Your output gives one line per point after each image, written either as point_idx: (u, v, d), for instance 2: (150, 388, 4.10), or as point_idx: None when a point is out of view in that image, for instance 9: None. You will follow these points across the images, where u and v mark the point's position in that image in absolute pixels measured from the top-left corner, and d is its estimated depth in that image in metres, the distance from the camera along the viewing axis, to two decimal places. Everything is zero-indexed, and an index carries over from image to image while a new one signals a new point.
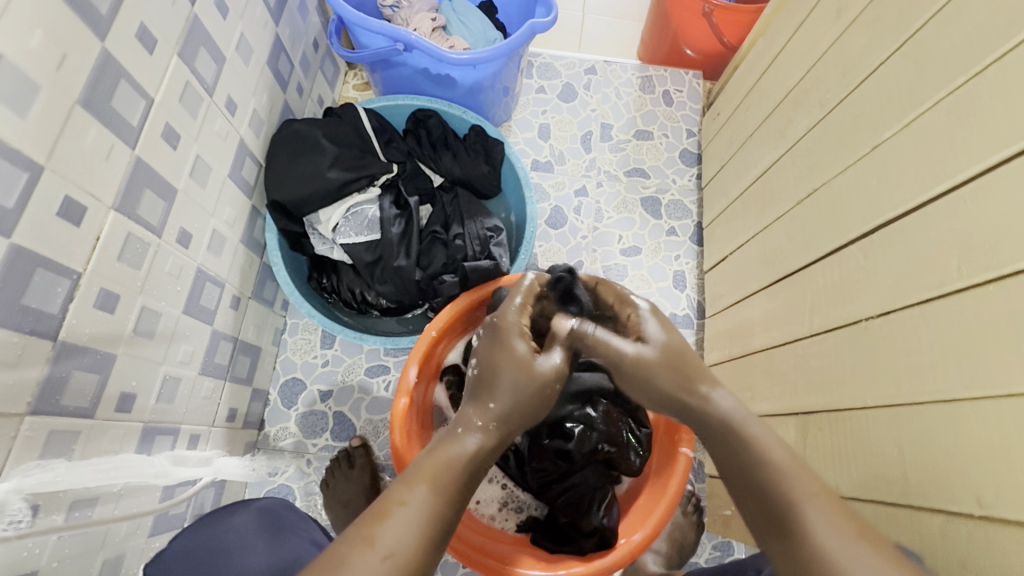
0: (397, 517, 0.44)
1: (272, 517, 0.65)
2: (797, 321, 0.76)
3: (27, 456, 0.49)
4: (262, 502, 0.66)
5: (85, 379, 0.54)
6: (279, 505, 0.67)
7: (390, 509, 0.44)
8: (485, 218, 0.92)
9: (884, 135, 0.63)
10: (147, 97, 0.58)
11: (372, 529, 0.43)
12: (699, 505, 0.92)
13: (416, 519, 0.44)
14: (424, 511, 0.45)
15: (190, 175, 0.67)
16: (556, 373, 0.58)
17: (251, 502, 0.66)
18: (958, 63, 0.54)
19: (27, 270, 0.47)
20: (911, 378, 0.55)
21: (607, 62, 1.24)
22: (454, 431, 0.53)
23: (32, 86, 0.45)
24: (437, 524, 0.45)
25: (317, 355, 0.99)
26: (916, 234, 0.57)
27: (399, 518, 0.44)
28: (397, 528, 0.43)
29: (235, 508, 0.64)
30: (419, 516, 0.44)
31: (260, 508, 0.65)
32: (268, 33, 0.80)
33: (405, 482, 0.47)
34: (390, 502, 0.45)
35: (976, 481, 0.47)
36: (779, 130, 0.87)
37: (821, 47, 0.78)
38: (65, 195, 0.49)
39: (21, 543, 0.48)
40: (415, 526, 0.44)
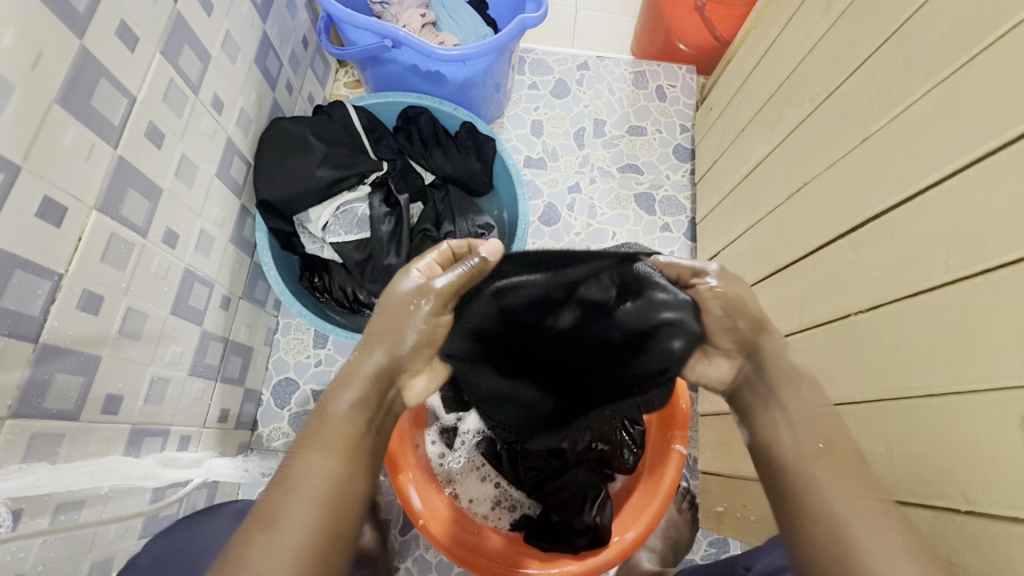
0: (295, 489, 0.48)
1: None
2: (788, 316, 0.75)
3: (9, 460, 0.48)
4: (239, 506, 0.67)
5: (69, 381, 0.54)
6: (254, 506, 0.68)
7: (286, 484, 0.49)
8: (475, 215, 0.94)
9: (873, 128, 0.63)
10: (129, 95, 0.57)
11: (274, 506, 0.47)
12: (694, 502, 0.93)
13: (313, 488, 0.49)
14: (321, 478, 0.49)
15: (176, 174, 0.66)
16: (421, 293, 0.60)
17: (227, 506, 0.67)
18: (946, 53, 0.53)
19: (5, 272, 0.46)
20: (901, 373, 0.54)
21: (600, 58, 1.23)
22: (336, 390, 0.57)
23: (8, 85, 0.44)
24: (337, 486, 0.50)
25: (309, 355, 0.99)
26: (904, 228, 0.56)
27: (296, 488, 0.48)
28: (294, 499, 0.47)
29: (213, 513, 0.65)
30: (313, 480, 0.49)
31: (237, 511, 0.66)
32: (255, 30, 0.79)
33: (300, 455, 0.52)
34: (289, 477, 0.50)
35: (966, 478, 0.47)
36: (771, 124, 0.86)
37: (811, 40, 0.77)
38: (44, 195, 0.49)
39: (4, 547, 0.48)
40: (314, 493, 0.48)
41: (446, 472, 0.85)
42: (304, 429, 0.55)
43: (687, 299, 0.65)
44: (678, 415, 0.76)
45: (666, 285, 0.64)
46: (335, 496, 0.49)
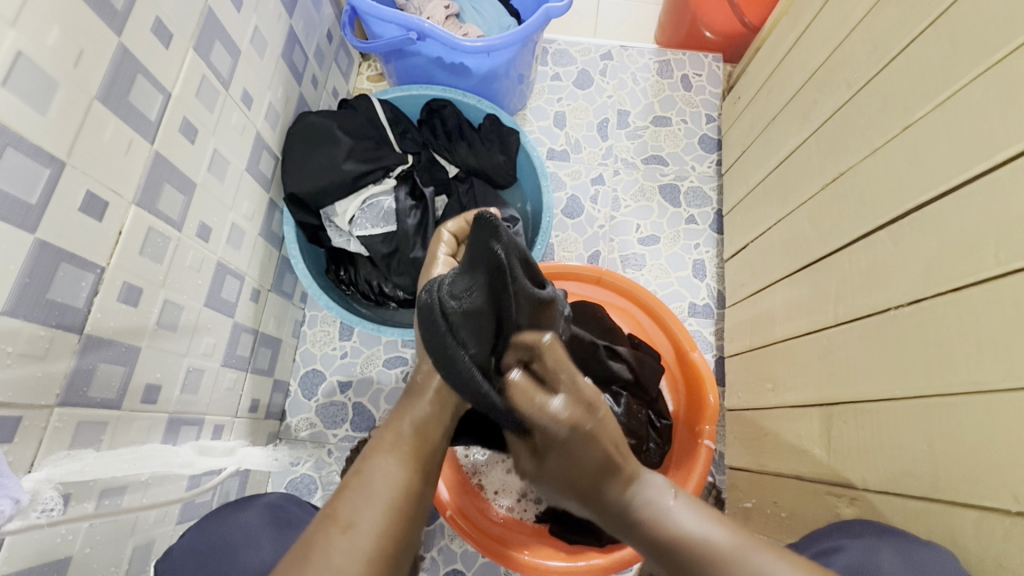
0: (359, 490, 0.45)
1: (280, 513, 0.66)
2: (822, 310, 0.73)
3: (57, 447, 0.50)
4: (269, 498, 0.68)
5: (111, 371, 0.55)
6: (284, 500, 0.69)
7: (359, 483, 0.45)
8: (500, 208, 0.92)
9: (916, 115, 0.60)
10: (164, 92, 0.58)
11: (337, 505, 0.43)
12: (720, 498, 0.93)
13: (379, 490, 0.45)
14: (387, 482, 0.45)
15: (208, 169, 0.67)
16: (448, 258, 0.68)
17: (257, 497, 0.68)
18: (997, 35, 0.51)
19: (52, 264, 0.47)
20: (945, 369, 0.53)
21: (624, 47, 1.21)
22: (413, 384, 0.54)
23: (51, 82, 0.46)
24: (404, 493, 0.45)
25: (335, 347, 1.00)
26: (948, 218, 0.54)
27: (360, 491, 0.44)
28: (359, 501, 0.44)
29: (243, 506, 0.65)
30: (386, 482, 0.45)
31: (266, 503, 0.67)
32: (282, 25, 0.80)
33: (366, 457, 0.48)
34: (352, 476, 0.46)
35: (1014, 479, 0.45)
36: (803, 112, 0.84)
37: (848, 26, 0.75)
38: (87, 191, 0.50)
39: (56, 529, 0.50)
40: (379, 498, 0.44)
41: (471, 464, 0.86)
42: (373, 439, 0.50)
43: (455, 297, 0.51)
44: (705, 409, 0.76)
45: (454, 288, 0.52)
46: (405, 504, 0.45)
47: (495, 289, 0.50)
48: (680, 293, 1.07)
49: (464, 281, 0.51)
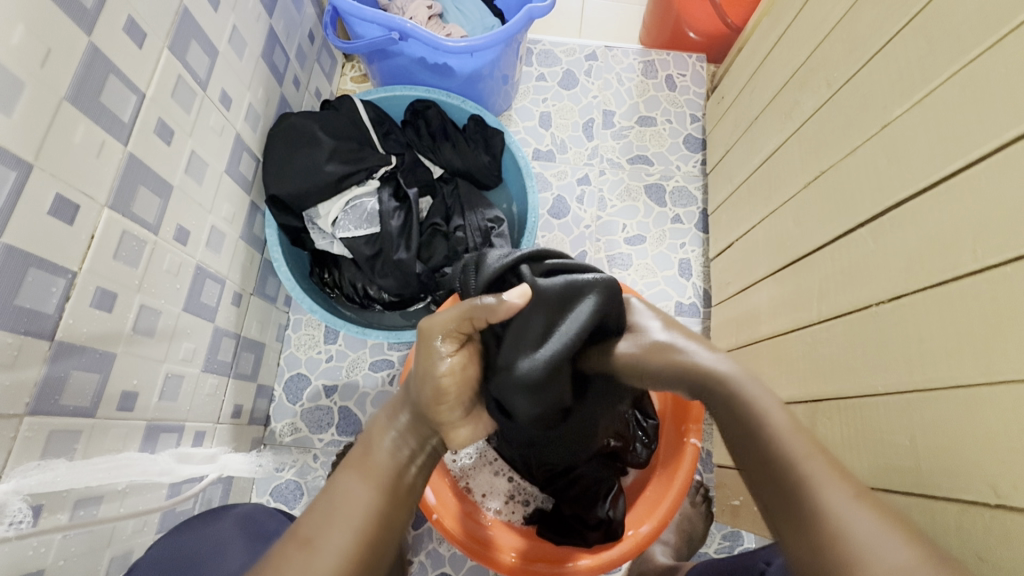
0: (324, 505, 0.44)
1: (254, 524, 0.64)
2: (806, 307, 0.74)
3: (28, 457, 0.49)
4: (241, 510, 0.66)
5: (84, 379, 0.54)
6: (258, 509, 0.67)
7: (329, 500, 0.45)
8: (485, 209, 0.92)
9: (894, 113, 0.61)
10: (137, 92, 0.57)
11: (302, 520, 0.43)
12: (707, 496, 0.92)
13: (344, 508, 0.44)
14: (352, 498, 0.45)
15: (186, 171, 0.66)
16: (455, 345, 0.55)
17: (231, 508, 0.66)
18: (973, 33, 0.51)
19: (19, 269, 0.46)
20: (926, 364, 0.53)
21: (608, 48, 1.22)
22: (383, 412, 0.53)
23: (16, 82, 0.44)
24: (371, 512, 0.44)
25: (320, 351, 0.99)
26: (927, 214, 0.55)
27: (325, 506, 0.44)
28: (322, 517, 0.43)
29: (214, 516, 0.64)
30: (356, 503, 0.45)
31: (240, 515, 0.65)
32: (261, 25, 0.79)
33: (337, 472, 0.48)
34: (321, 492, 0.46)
35: (993, 471, 0.46)
36: (785, 111, 0.85)
37: (828, 24, 0.75)
38: (56, 194, 0.49)
39: (26, 542, 0.48)
40: (344, 514, 0.44)
41: (459, 468, 0.85)
42: (349, 454, 0.50)
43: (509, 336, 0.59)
44: (692, 408, 0.76)
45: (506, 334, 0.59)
46: (371, 522, 0.44)
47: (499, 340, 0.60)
48: (666, 292, 1.07)
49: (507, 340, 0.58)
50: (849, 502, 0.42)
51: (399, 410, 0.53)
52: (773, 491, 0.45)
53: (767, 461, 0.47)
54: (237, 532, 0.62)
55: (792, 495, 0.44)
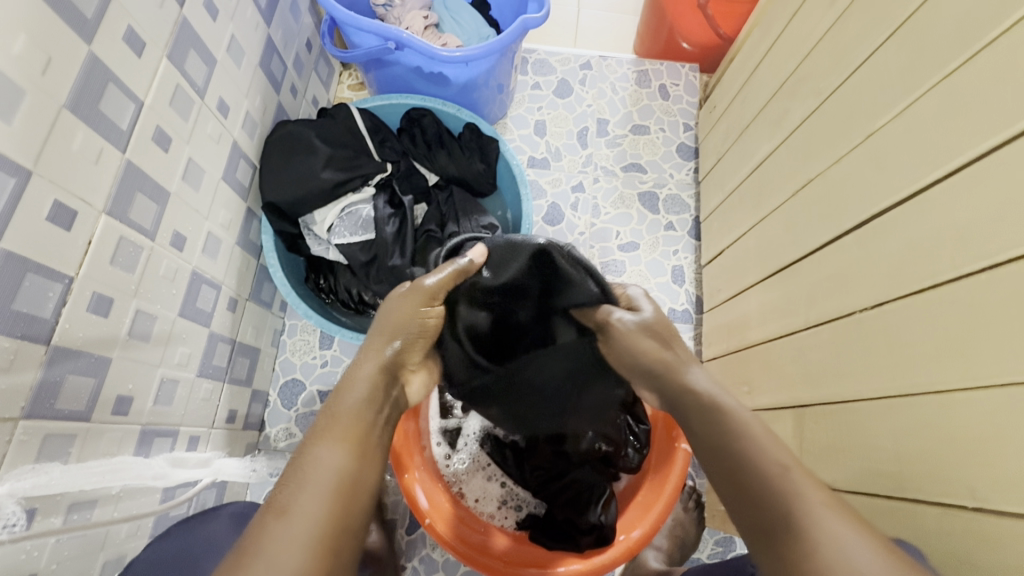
0: (297, 478, 0.44)
1: (246, 522, 0.66)
2: (795, 313, 0.75)
3: (22, 460, 0.49)
4: (234, 509, 0.68)
5: (79, 383, 0.54)
6: (250, 507, 0.69)
7: (300, 471, 0.45)
8: (479, 216, 0.93)
9: (878, 124, 0.62)
10: (136, 100, 0.58)
11: (275, 495, 0.43)
12: (700, 501, 0.92)
13: (319, 475, 0.44)
14: (326, 465, 0.45)
15: (182, 177, 0.67)
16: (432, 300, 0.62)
17: (222, 508, 0.68)
18: (953, 47, 0.53)
19: (17, 273, 0.47)
20: (909, 370, 0.54)
21: (603, 57, 1.23)
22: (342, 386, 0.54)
23: (17, 90, 0.45)
24: (345, 475, 0.45)
25: (315, 356, 1.00)
26: (910, 223, 0.56)
27: (299, 479, 0.44)
28: (298, 488, 0.43)
29: (207, 517, 0.65)
30: (328, 467, 0.45)
31: (231, 515, 0.66)
32: (259, 34, 0.80)
33: (306, 444, 0.47)
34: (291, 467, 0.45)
35: (971, 475, 0.47)
36: (775, 121, 0.86)
37: (815, 37, 0.77)
38: (55, 200, 0.50)
39: (19, 545, 0.49)
40: (319, 480, 0.44)
41: (452, 472, 0.85)
42: (314, 424, 0.50)
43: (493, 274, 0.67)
44: None
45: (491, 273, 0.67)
46: (346, 486, 0.45)
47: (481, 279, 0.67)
48: (659, 298, 1.08)
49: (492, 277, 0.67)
50: (825, 510, 0.43)
51: (365, 372, 0.55)
52: (744, 496, 0.47)
53: (736, 475, 0.48)
54: (229, 534, 0.63)
55: (763, 500, 0.45)
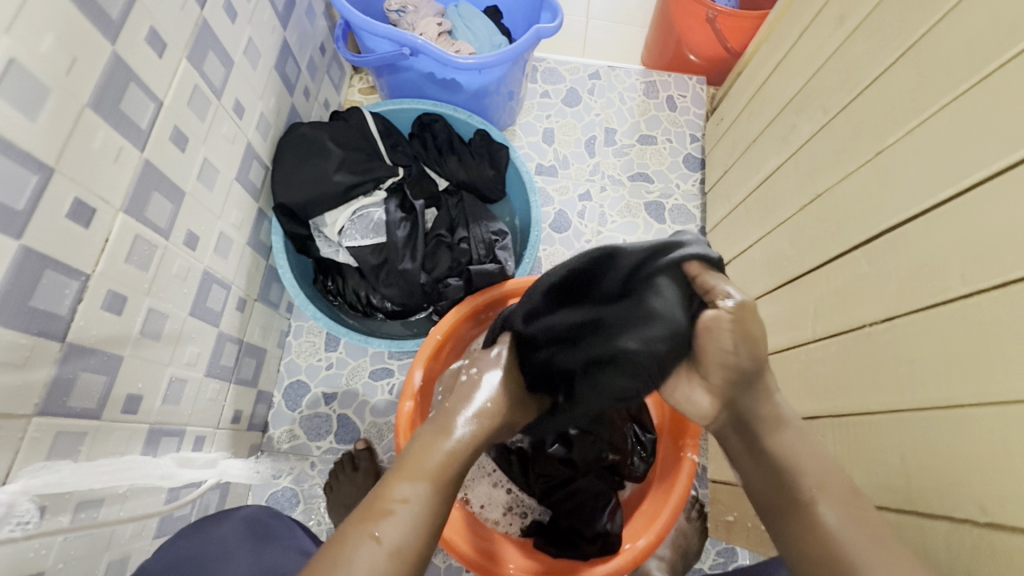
0: (398, 513, 0.46)
1: (259, 528, 0.65)
2: (801, 326, 0.76)
3: (34, 458, 0.49)
4: (245, 512, 0.67)
5: (92, 380, 0.54)
6: (264, 512, 0.68)
7: (385, 508, 0.46)
8: (489, 222, 0.93)
9: (887, 141, 0.63)
10: (156, 100, 0.58)
11: (374, 524, 0.45)
12: (703, 511, 0.92)
13: (414, 515, 0.47)
14: (420, 505, 0.47)
15: (198, 177, 0.67)
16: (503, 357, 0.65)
17: (233, 511, 0.67)
18: (962, 69, 0.54)
19: (36, 270, 0.47)
20: (917, 385, 0.55)
21: (611, 67, 1.25)
22: (440, 426, 0.55)
23: (41, 89, 0.45)
24: (430, 517, 0.47)
25: (321, 358, 0.99)
26: (918, 239, 0.57)
27: (398, 513, 0.46)
28: (397, 524, 0.45)
29: (220, 518, 0.65)
30: (415, 509, 0.47)
31: (243, 517, 0.66)
32: (275, 37, 0.80)
33: (403, 478, 0.49)
34: (387, 501, 0.47)
35: (980, 491, 0.47)
36: (782, 135, 0.87)
37: (824, 53, 0.78)
38: (75, 198, 0.50)
39: (28, 543, 0.48)
40: (413, 520, 0.46)
41: None
42: (402, 457, 0.52)
43: (662, 257, 0.54)
44: (690, 423, 0.77)
45: (658, 260, 0.53)
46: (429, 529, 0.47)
47: (642, 270, 0.54)
48: None
49: (654, 276, 0.54)
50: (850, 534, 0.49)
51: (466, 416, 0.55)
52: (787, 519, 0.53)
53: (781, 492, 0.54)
54: (241, 538, 0.62)
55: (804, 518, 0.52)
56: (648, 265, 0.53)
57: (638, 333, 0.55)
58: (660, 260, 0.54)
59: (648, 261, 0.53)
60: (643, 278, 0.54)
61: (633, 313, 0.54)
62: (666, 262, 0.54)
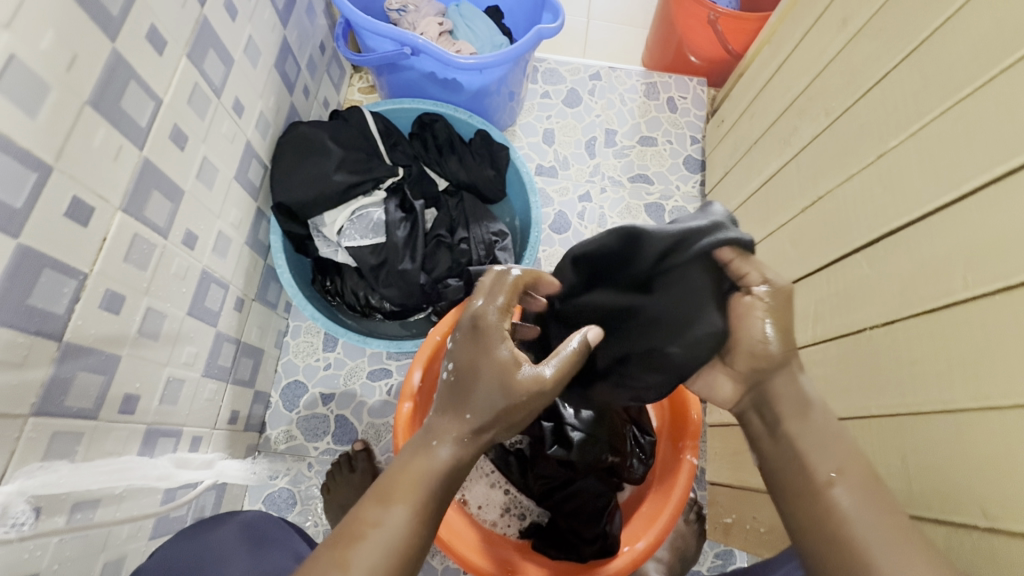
0: (371, 538, 0.44)
1: (256, 533, 0.64)
2: (801, 329, 0.76)
3: (31, 458, 0.49)
4: (248, 516, 0.66)
5: (90, 380, 0.54)
6: (262, 516, 0.67)
7: (359, 533, 0.44)
8: (489, 223, 0.93)
9: (889, 144, 0.63)
10: (156, 98, 0.58)
11: (347, 552, 0.43)
12: (701, 513, 0.92)
13: (388, 541, 0.44)
14: (397, 531, 0.45)
15: (197, 176, 0.66)
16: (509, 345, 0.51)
17: (236, 514, 0.66)
18: (964, 73, 0.54)
19: (34, 269, 0.46)
20: (917, 389, 0.55)
21: (612, 68, 1.24)
22: (427, 439, 0.49)
23: (42, 86, 0.45)
24: (408, 545, 0.45)
25: (319, 358, 0.99)
26: (919, 243, 0.57)
27: (371, 541, 0.44)
28: (369, 551, 0.44)
29: (217, 522, 0.65)
30: (389, 534, 0.45)
31: (243, 522, 0.65)
32: (275, 35, 0.80)
33: (382, 501, 0.46)
34: (365, 523, 0.45)
35: (981, 494, 0.47)
36: (784, 138, 0.87)
37: (827, 56, 0.78)
38: (74, 196, 0.49)
39: (24, 544, 0.48)
40: (387, 547, 0.44)
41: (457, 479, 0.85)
42: (385, 476, 0.48)
43: (699, 242, 0.54)
44: (689, 425, 0.78)
45: (693, 245, 0.54)
46: (405, 557, 0.45)
47: (676, 256, 0.55)
48: None
49: (688, 260, 0.55)
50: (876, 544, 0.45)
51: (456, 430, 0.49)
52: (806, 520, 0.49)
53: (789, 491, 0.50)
54: (237, 546, 0.62)
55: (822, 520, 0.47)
56: (683, 250, 0.55)
57: (679, 322, 0.57)
58: (697, 244, 0.54)
59: (682, 246, 0.55)
60: (678, 264, 0.55)
61: (669, 301, 0.57)
62: (702, 246, 0.54)
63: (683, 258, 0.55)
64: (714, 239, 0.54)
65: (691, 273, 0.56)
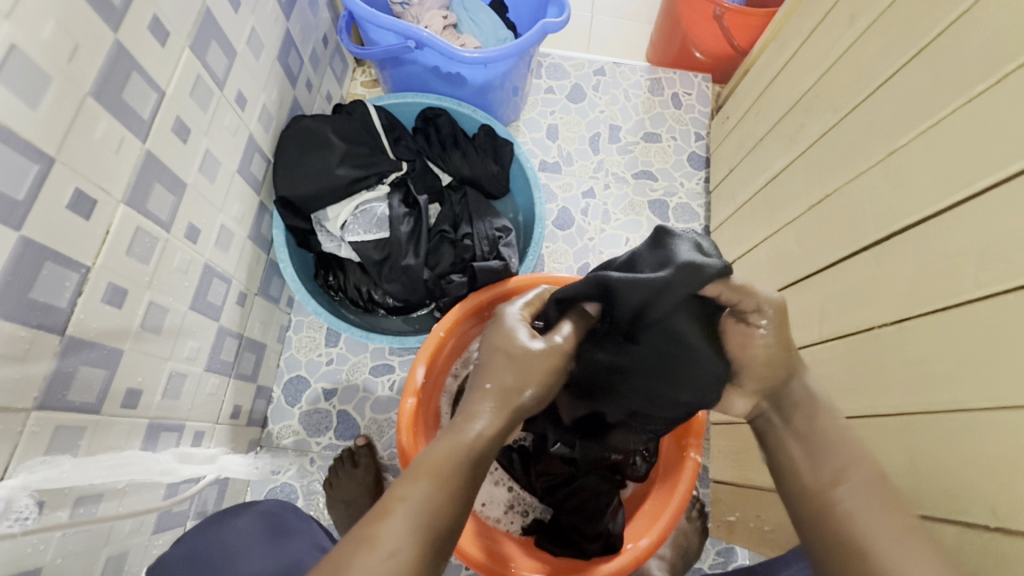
0: (399, 513, 0.42)
1: (275, 522, 0.66)
2: (807, 327, 0.75)
3: (33, 452, 0.48)
4: (265, 505, 0.68)
5: (92, 374, 0.54)
6: (280, 506, 0.68)
7: (388, 507, 0.42)
8: (493, 218, 0.93)
9: (899, 142, 0.63)
10: (158, 90, 0.57)
11: (374, 527, 0.41)
12: (703, 511, 0.92)
13: (418, 515, 0.42)
14: (424, 507, 0.43)
15: (199, 169, 0.66)
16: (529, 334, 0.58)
17: (254, 504, 0.68)
18: (977, 70, 0.53)
19: (36, 262, 0.46)
20: (926, 389, 0.54)
21: (616, 63, 1.24)
22: (455, 421, 0.50)
23: (43, 77, 0.44)
24: (438, 521, 0.43)
25: (321, 353, 0.99)
26: (929, 241, 0.56)
27: (400, 515, 0.42)
28: (399, 525, 0.41)
29: (237, 512, 0.66)
30: (419, 510, 0.43)
31: (262, 511, 0.67)
32: (278, 28, 0.79)
33: (408, 477, 0.45)
34: (392, 498, 0.43)
35: (991, 494, 0.47)
36: (790, 134, 0.87)
37: (835, 52, 0.77)
38: (76, 188, 0.49)
39: (27, 539, 0.48)
40: (417, 523, 0.42)
41: None
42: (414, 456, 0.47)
43: (681, 291, 0.53)
44: (692, 422, 0.77)
45: (675, 294, 0.53)
46: (435, 535, 0.42)
47: (661, 308, 0.54)
48: None
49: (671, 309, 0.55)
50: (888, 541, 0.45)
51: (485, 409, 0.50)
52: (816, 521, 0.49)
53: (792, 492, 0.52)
54: (257, 536, 0.63)
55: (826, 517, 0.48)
56: (667, 300, 0.54)
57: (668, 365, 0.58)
58: (680, 292, 0.53)
59: (665, 298, 0.54)
60: (662, 313, 0.55)
61: (657, 349, 0.58)
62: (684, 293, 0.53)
63: (668, 308, 0.54)
64: (697, 286, 0.53)
65: (675, 319, 0.55)
